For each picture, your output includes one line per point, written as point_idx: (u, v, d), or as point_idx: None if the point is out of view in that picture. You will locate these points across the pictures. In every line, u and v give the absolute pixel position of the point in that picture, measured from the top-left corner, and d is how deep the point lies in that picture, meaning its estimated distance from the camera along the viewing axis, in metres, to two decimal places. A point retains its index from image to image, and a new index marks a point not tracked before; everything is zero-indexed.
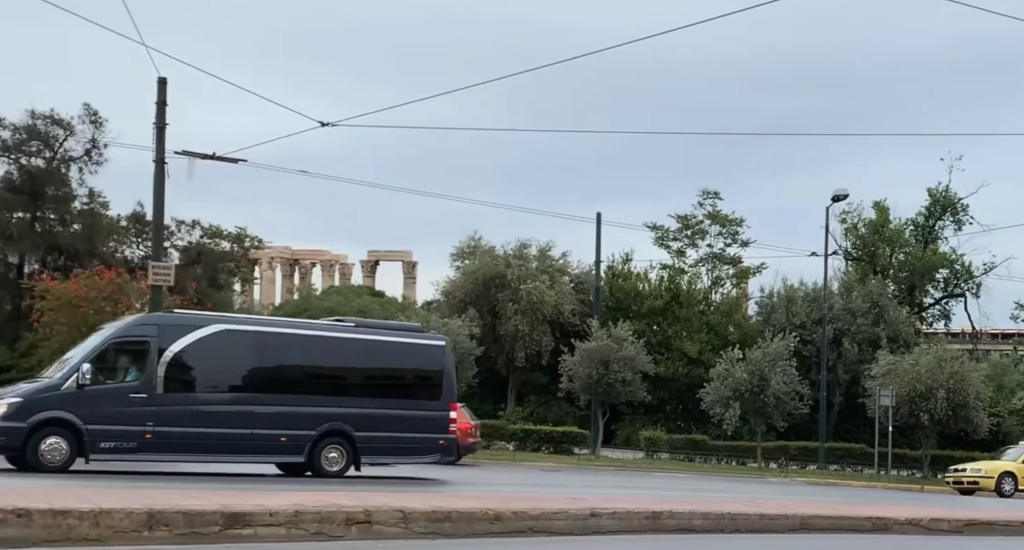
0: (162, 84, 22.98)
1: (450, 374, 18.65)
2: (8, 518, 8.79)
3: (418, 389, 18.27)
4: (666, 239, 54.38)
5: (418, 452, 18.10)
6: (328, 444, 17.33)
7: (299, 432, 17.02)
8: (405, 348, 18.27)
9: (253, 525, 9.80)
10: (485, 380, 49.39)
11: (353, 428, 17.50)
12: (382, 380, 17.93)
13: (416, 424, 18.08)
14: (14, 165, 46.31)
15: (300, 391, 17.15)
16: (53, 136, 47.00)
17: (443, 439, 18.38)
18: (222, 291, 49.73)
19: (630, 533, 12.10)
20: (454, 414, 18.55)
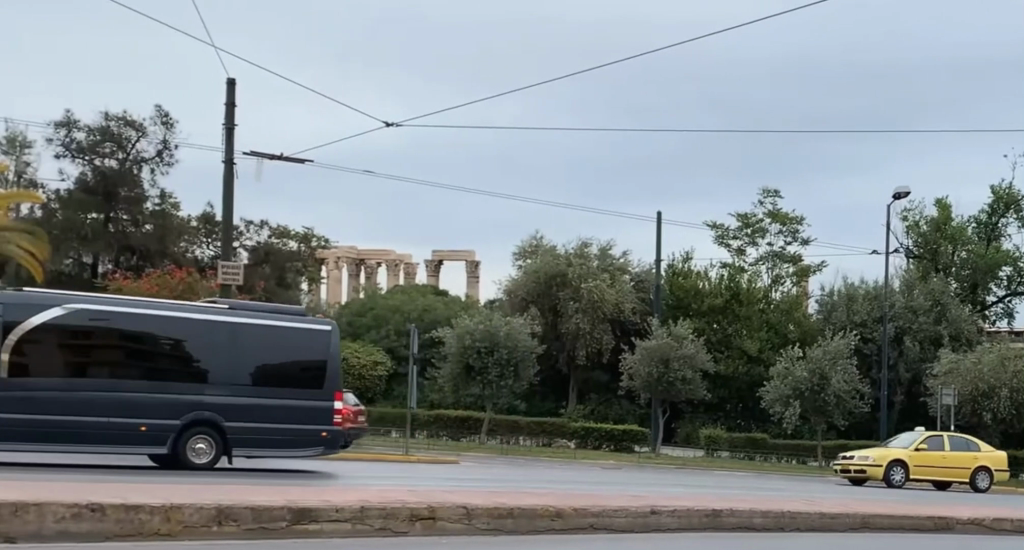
0: (229, 85, 23.25)
1: (338, 362, 18.04)
2: (82, 512, 8.99)
3: (301, 378, 17.70)
4: (726, 238, 54.21)
5: (300, 446, 17.47)
6: (193, 435, 16.76)
7: (158, 421, 16.51)
8: (289, 335, 17.76)
9: (320, 521, 9.94)
10: (546, 378, 49.55)
11: (223, 417, 16.97)
12: (266, 368, 17.45)
13: (295, 415, 17.49)
14: (88, 166, 46.61)
15: (165, 378, 16.73)
16: (126, 139, 47.38)
17: (327, 432, 17.73)
18: (289, 290, 50.10)
19: (691, 531, 12.14)
20: (340, 405, 17.91)
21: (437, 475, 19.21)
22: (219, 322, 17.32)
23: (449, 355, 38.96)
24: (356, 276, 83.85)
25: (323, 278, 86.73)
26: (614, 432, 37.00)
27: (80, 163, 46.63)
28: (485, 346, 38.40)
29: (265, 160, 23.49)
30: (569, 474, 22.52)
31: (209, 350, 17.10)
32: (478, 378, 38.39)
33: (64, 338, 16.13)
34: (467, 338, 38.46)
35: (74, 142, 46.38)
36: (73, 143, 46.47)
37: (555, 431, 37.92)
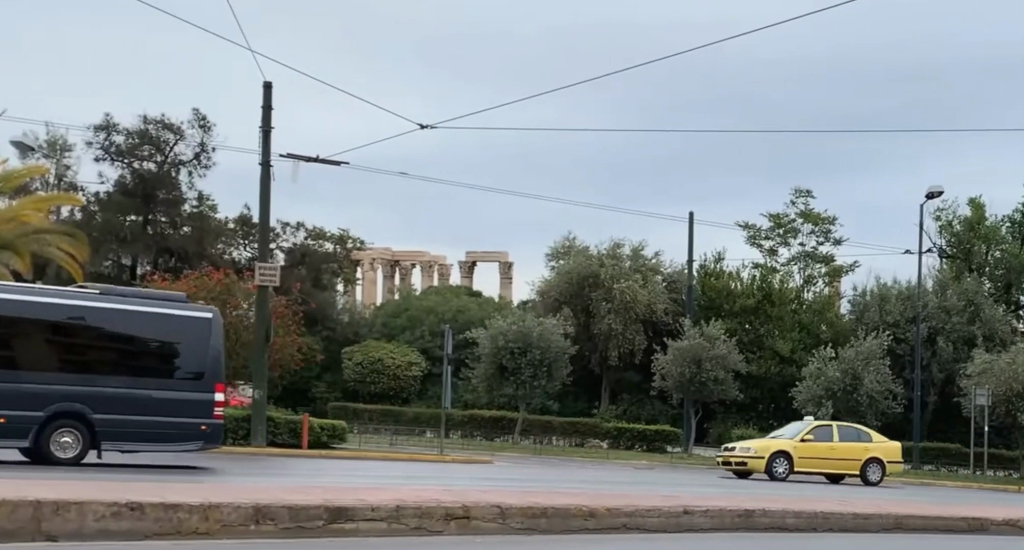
0: (266, 88, 23.42)
1: (220, 351, 17.13)
2: (122, 511, 9.10)
3: (182, 368, 16.77)
4: (758, 238, 54.10)
5: (176, 440, 16.62)
6: (58, 428, 15.90)
7: (21, 414, 15.62)
8: (174, 322, 16.84)
9: (356, 520, 10.05)
10: (579, 378, 49.58)
11: (93, 409, 16.09)
12: (153, 357, 16.59)
13: (172, 408, 16.60)
14: (127, 169, 46.22)
15: (42, 369, 15.87)
16: (165, 142, 46.68)
17: (206, 425, 16.83)
18: (325, 292, 50.19)
19: (724, 531, 12.17)
20: (221, 396, 17.02)
21: (469, 476, 19.29)
22: (150, 311, 16.74)
23: (483, 356, 39.06)
24: (391, 277, 84.08)
25: (357, 279, 86.94)
26: (647, 432, 36.75)
27: (119, 165, 46.48)
28: (518, 346, 38.47)
29: (300, 162, 23.63)
30: (602, 474, 22.56)
31: (183, 335, 16.86)
32: (511, 378, 38.44)
33: (50, 334, 15.94)
34: (501, 339, 38.54)
35: (113, 145, 45.94)
36: (112, 146, 46.10)
37: (589, 431, 38.12)
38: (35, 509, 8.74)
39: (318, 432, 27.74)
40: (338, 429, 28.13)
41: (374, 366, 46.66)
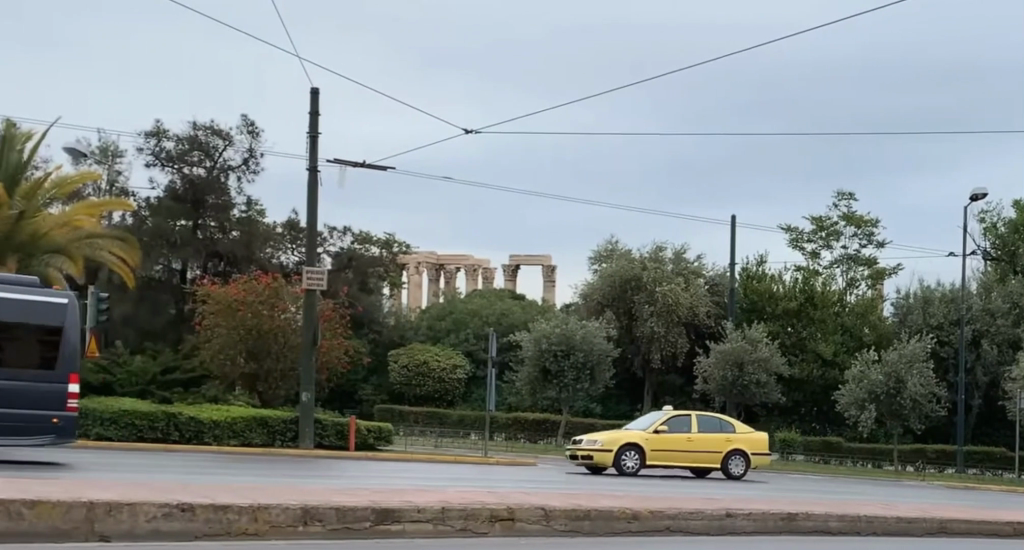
0: (313, 94, 23.59)
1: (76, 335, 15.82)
2: (173, 512, 9.21)
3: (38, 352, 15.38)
4: (800, 241, 53.92)
5: (24, 434, 15.05)
6: None
7: None
8: (32, 303, 15.57)
9: (402, 521, 10.14)
10: (621, 381, 49.59)
11: None
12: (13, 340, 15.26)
13: (21, 399, 15.08)
14: (176, 175, 45.46)
15: None
16: (213, 148, 45.82)
17: (57, 419, 15.31)
18: (370, 296, 50.04)
19: (767, 534, 12.18)
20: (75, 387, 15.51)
21: (514, 478, 19.37)
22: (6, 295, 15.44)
23: (526, 358, 39.09)
24: (435, 281, 84.33)
25: (403, 282, 87.15)
26: None
27: (169, 171, 45.59)
28: (561, 349, 38.47)
29: (347, 167, 23.77)
30: (647, 476, 22.60)
31: (44, 309, 15.64)
32: (554, 381, 38.46)
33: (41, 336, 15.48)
34: (545, 341, 38.54)
35: (164, 151, 45.42)
36: (163, 152, 45.55)
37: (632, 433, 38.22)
38: (88, 510, 8.88)
39: (364, 434, 27.90)
40: (383, 431, 28.31)
41: (419, 369, 46.67)
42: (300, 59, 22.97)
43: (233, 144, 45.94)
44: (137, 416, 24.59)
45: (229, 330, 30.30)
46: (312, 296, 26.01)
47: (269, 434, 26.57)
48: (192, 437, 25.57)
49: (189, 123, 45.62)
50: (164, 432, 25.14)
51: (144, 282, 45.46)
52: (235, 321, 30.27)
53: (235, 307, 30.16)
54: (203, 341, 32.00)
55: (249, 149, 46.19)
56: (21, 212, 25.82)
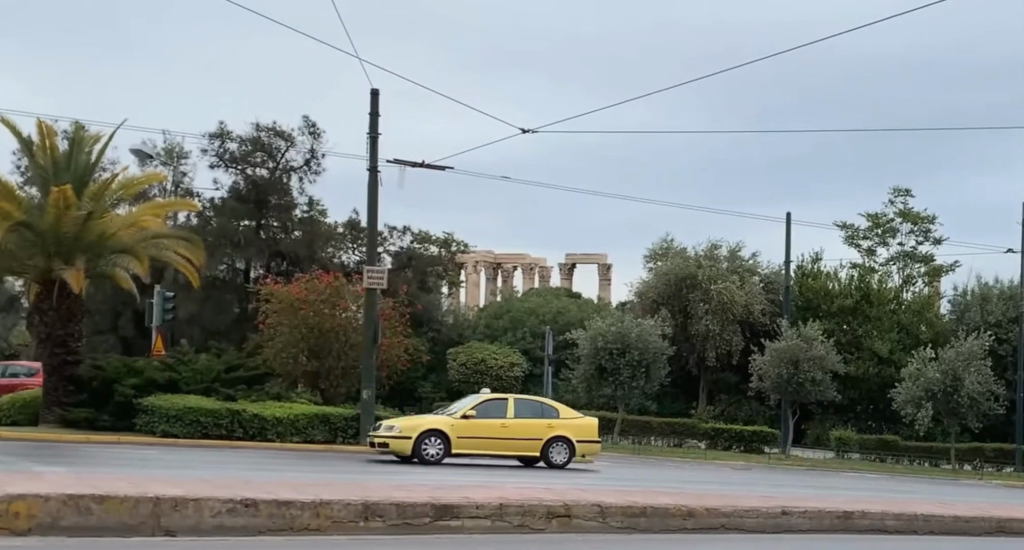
0: (373, 95, 23.76)
1: None
2: (238, 507, 9.35)
3: None
4: (856, 238, 53.63)
5: None
6: None
7: None
8: None
9: (461, 517, 10.27)
10: (676, 379, 49.53)
11: None
12: None
13: None
14: (239, 176, 45.83)
15: None
16: (276, 149, 46.15)
17: None
18: (429, 294, 50.29)
19: (823, 533, 12.18)
20: None
21: (570, 475, 19.45)
22: None
23: (582, 356, 39.14)
24: (493, 280, 84.62)
25: (461, 281, 87.41)
26: (743, 433, 36.79)
27: (233, 172, 45.84)
28: (617, 347, 38.48)
29: (407, 167, 23.92)
30: (690, 475, 22.52)
31: None
32: (610, 378, 38.49)
33: None
34: (601, 340, 38.62)
35: (227, 152, 45.77)
36: (227, 153, 45.90)
37: (686, 431, 38.17)
38: (155, 504, 9.06)
39: None
40: None
41: (478, 367, 46.97)
42: (360, 62, 23.16)
43: (295, 145, 46.29)
44: (202, 413, 25.29)
45: (292, 329, 30.56)
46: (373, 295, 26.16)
47: (331, 431, 26.74)
48: (256, 435, 25.86)
49: (253, 124, 46.05)
50: (229, 429, 25.52)
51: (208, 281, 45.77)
52: (298, 320, 30.54)
53: (297, 306, 30.42)
54: (267, 339, 32.16)
55: (311, 149, 46.49)
56: (89, 213, 26.27)
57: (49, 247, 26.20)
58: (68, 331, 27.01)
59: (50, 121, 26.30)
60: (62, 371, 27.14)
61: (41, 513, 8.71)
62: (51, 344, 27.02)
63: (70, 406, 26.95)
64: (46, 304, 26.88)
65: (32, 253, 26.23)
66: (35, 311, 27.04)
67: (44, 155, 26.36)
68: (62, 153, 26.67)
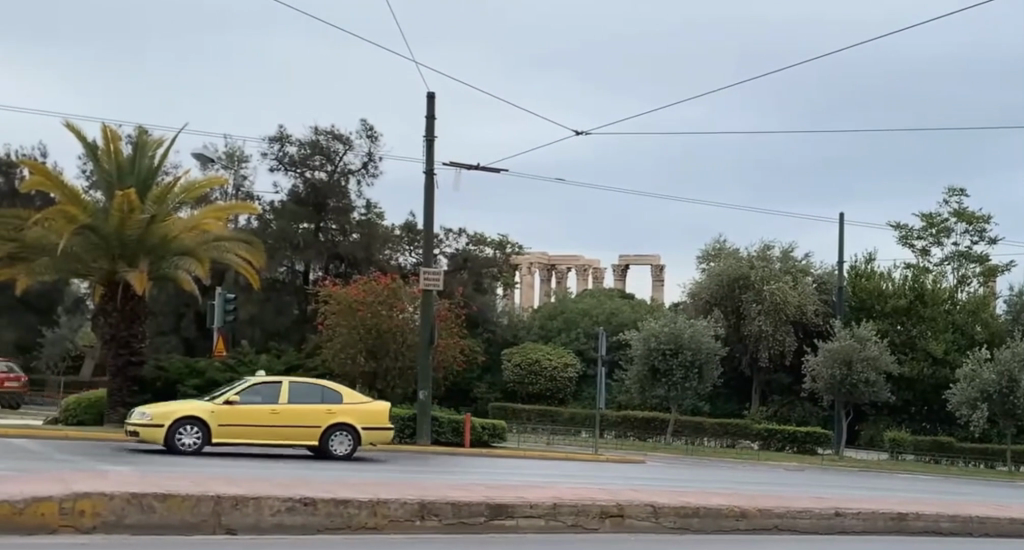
0: (429, 98, 23.87)
1: None
2: (296, 507, 9.47)
3: None
4: (910, 238, 53.27)
5: None
6: None
7: None
8: None
9: (515, 517, 10.34)
10: (729, 380, 49.43)
11: None
12: None
13: None
14: (299, 180, 46.17)
15: None
16: (335, 152, 46.45)
17: None
18: (485, 295, 50.51)
19: (877, 535, 12.16)
20: None
21: (624, 475, 19.50)
22: None
23: (635, 357, 39.20)
24: (547, 281, 84.68)
25: (515, 282, 87.49)
26: (796, 433, 36.77)
27: (292, 175, 46.43)
28: (670, 348, 38.47)
29: (463, 170, 24.01)
30: (736, 476, 22.47)
31: None
32: (664, 379, 38.47)
33: None
34: (654, 341, 38.64)
35: (287, 156, 46.33)
36: (287, 156, 46.49)
37: (740, 431, 38.09)
38: (215, 503, 9.21)
39: (479, 432, 28.20)
40: (498, 429, 28.59)
41: (532, 367, 47.05)
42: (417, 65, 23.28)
43: (353, 149, 46.56)
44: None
45: (350, 330, 30.94)
46: (429, 297, 26.30)
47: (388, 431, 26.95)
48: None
49: (312, 126, 46.34)
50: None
51: (268, 283, 46.08)
52: (355, 321, 30.94)
53: (355, 307, 30.87)
54: (325, 339, 32.51)
55: (368, 153, 46.78)
56: (151, 217, 26.41)
57: (113, 249, 26.42)
58: (131, 331, 27.44)
59: (113, 126, 26.66)
60: (126, 372, 27.33)
61: (105, 511, 8.88)
62: (115, 345, 27.39)
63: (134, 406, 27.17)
64: (111, 305, 27.32)
65: (96, 256, 26.49)
66: (101, 312, 27.60)
67: (108, 160, 26.67)
68: (126, 158, 26.97)
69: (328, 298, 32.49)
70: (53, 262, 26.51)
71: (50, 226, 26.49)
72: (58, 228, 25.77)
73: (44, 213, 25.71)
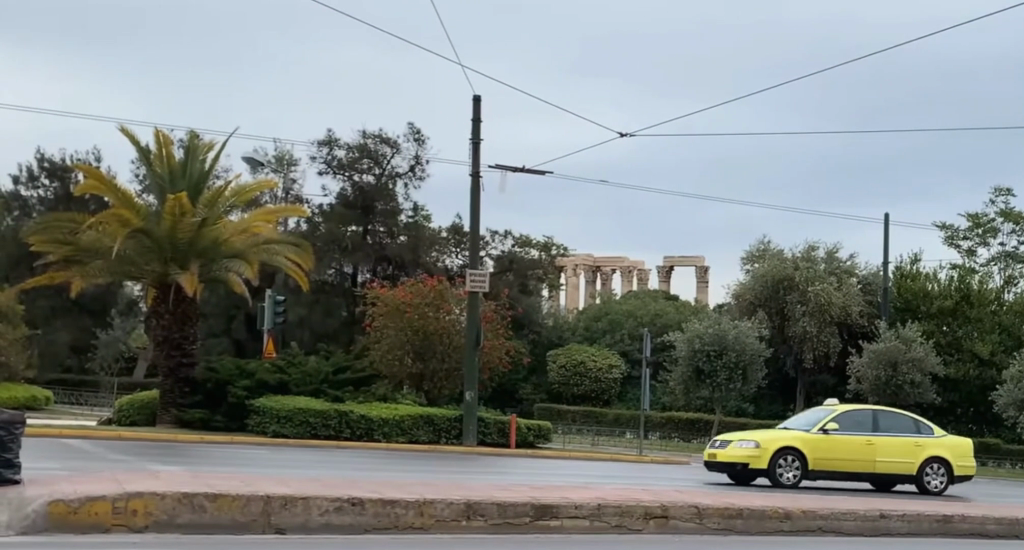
0: (475, 101, 23.96)
1: None
2: (344, 506, 9.59)
3: None
4: (956, 238, 52.93)
5: None
6: None
7: None
8: None
9: (560, 517, 10.40)
10: (773, 381, 49.34)
11: None
12: None
13: None
14: (347, 183, 46.36)
15: None
16: (382, 155, 46.60)
17: None
18: (531, 297, 50.63)
19: (922, 536, 12.13)
20: None
21: (669, 476, 19.53)
22: None
23: (680, 358, 39.16)
24: (593, 283, 84.69)
25: (560, 284, 87.59)
26: None
27: (341, 179, 46.58)
28: (714, 349, 38.37)
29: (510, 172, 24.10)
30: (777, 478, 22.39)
31: None
32: (708, 381, 38.42)
33: None
34: (697, 341, 38.56)
35: (335, 159, 46.45)
36: (335, 160, 46.61)
37: None
38: (265, 503, 9.34)
39: (525, 433, 28.27)
40: (544, 429, 28.63)
41: (577, 369, 47.13)
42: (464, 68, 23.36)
43: (400, 151, 46.78)
44: (311, 414, 25.73)
45: (398, 333, 31.06)
46: (475, 298, 26.43)
47: (436, 432, 27.02)
48: (362, 436, 26.31)
49: (360, 131, 46.52)
50: (337, 430, 25.99)
51: (317, 286, 46.44)
52: (403, 323, 31.07)
53: (403, 309, 31.06)
54: (372, 342, 32.70)
55: (415, 155, 46.96)
56: (202, 220, 26.67)
57: (166, 253, 26.73)
58: (183, 333, 27.69)
59: (165, 130, 26.93)
60: (178, 373, 27.67)
61: (157, 511, 9.01)
62: (167, 347, 27.68)
63: (185, 406, 27.42)
64: (163, 307, 27.68)
65: (149, 259, 26.84)
66: (153, 314, 27.94)
67: (161, 165, 26.95)
68: (178, 162, 27.22)
69: (375, 301, 32.71)
70: (106, 265, 26.75)
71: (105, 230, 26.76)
72: (111, 232, 26.10)
73: (98, 217, 26.02)
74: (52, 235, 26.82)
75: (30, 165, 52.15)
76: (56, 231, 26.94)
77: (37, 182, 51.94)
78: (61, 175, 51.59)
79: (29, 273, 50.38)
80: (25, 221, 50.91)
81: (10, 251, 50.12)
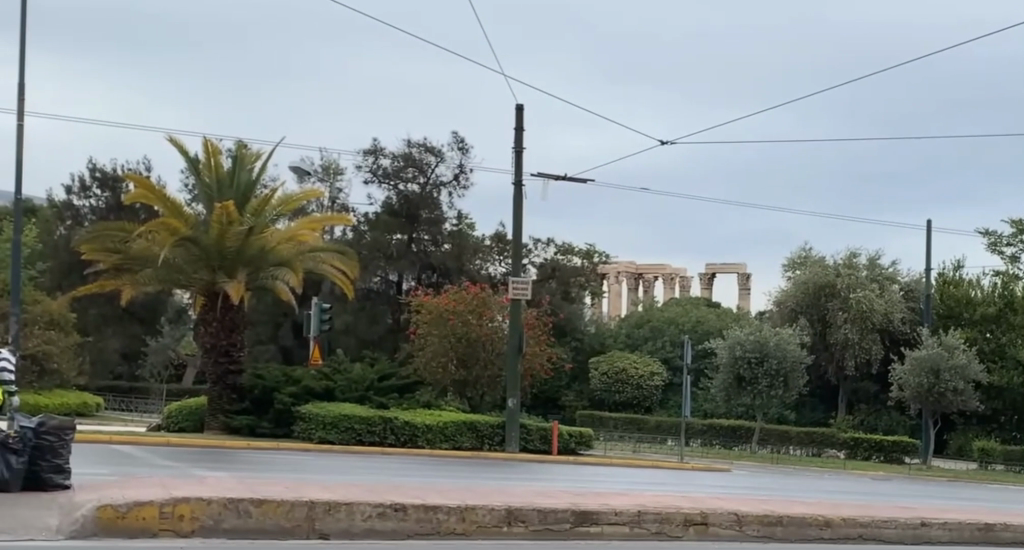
0: (518, 110, 24.04)
1: None
2: (387, 512, 9.71)
3: None
4: (999, 245, 52.52)
5: None
6: None
7: None
8: None
9: (601, 523, 10.42)
10: (815, 388, 49.33)
11: None
12: None
13: None
14: (391, 192, 46.55)
15: None
16: (426, 164, 46.77)
17: None
18: (572, 304, 50.62)
19: (964, 544, 12.11)
20: None
21: (704, 483, 19.52)
22: None
23: (721, 365, 39.05)
24: (634, 290, 84.57)
25: (603, 291, 87.73)
26: (882, 442, 36.43)
27: (387, 188, 46.75)
28: (755, 356, 38.25)
29: (552, 179, 24.14)
30: (810, 484, 22.26)
31: None
32: (749, 388, 38.42)
33: None
34: (738, 349, 38.44)
35: (381, 168, 46.61)
36: (381, 169, 46.74)
37: (826, 441, 38.10)
38: (309, 508, 9.44)
39: (566, 439, 28.45)
40: (585, 436, 28.84)
41: (620, 376, 47.16)
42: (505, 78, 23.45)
43: (444, 160, 46.89)
44: (356, 419, 25.90)
45: (441, 339, 31.14)
46: (519, 305, 26.46)
47: (478, 438, 27.20)
48: (407, 441, 26.39)
49: (405, 140, 46.73)
50: (381, 436, 26.11)
51: (363, 294, 46.76)
52: (446, 330, 31.19)
53: (446, 316, 31.15)
54: (416, 348, 32.75)
55: (459, 163, 47.04)
56: (250, 229, 26.79)
57: (213, 261, 26.90)
58: (231, 340, 27.83)
59: (213, 140, 27.11)
60: (225, 380, 27.86)
61: (204, 516, 9.11)
62: (215, 353, 27.84)
63: (233, 413, 27.61)
64: (211, 315, 27.84)
65: (198, 267, 26.96)
66: (202, 322, 28.08)
67: (209, 174, 27.18)
68: (226, 172, 27.44)
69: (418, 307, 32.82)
70: (155, 273, 26.93)
71: (154, 238, 26.95)
72: (160, 240, 26.33)
73: (147, 226, 26.27)
74: (102, 244, 27.00)
75: (82, 176, 52.70)
76: (107, 240, 27.11)
77: (89, 192, 52.44)
78: (112, 185, 52.24)
79: (80, 281, 50.91)
80: (77, 230, 51.50)
81: (63, 259, 50.76)
